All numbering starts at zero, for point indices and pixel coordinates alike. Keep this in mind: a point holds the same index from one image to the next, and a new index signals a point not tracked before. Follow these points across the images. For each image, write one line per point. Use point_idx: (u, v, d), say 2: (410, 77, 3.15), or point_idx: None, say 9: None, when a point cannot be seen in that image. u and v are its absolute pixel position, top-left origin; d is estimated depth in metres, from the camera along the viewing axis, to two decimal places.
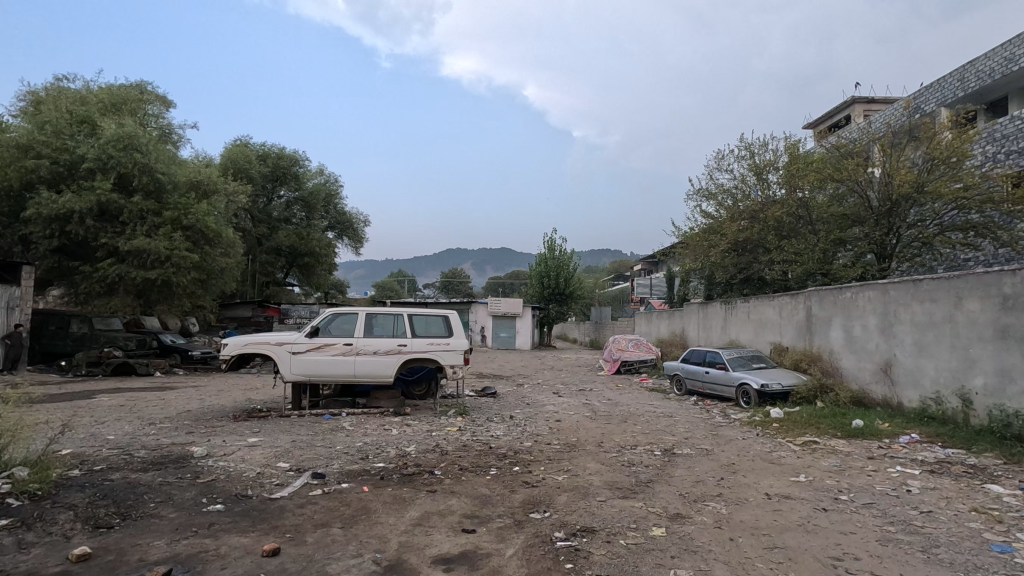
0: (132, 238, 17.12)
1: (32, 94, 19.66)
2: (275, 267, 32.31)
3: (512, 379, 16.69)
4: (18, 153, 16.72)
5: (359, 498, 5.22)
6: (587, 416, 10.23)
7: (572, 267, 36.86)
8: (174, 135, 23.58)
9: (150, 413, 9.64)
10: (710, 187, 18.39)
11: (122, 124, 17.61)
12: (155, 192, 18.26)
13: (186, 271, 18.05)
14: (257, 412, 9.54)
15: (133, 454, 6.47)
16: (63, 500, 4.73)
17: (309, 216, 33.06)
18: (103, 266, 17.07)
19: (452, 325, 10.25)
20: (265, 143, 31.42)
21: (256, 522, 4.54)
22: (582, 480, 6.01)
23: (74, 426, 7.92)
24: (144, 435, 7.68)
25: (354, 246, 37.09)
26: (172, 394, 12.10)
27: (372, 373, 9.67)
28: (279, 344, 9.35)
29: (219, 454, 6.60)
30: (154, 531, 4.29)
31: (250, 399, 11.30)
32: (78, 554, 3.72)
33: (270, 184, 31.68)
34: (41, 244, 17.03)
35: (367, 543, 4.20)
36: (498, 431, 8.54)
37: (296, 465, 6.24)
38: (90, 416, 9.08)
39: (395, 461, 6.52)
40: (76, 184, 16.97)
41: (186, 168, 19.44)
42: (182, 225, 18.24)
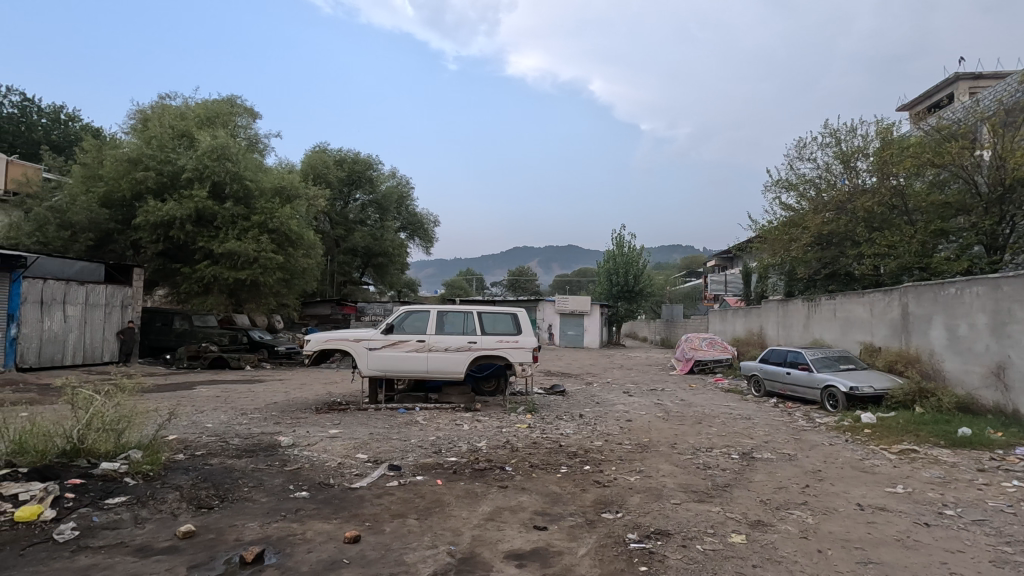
0: (225, 241, 18.50)
1: (141, 113, 21.77)
2: (351, 267, 33.79)
3: (580, 377, 16.57)
4: (129, 166, 18.52)
5: (433, 490, 5.38)
6: (659, 417, 9.97)
7: (641, 263, 36.14)
8: (260, 145, 25.29)
9: (242, 404, 10.38)
10: (790, 178, 17.35)
11: (216, 136, 19.16)
12: (244, 199, 19.65)
13: (272, 271, 19.33)
14: (337, 405, 10.04)
15: (229, 441, 7.00)
16: (171, 480, 5.18)
17: (383, 218, 34.45)
18: (200, 268, 18.55)
19: (521, 323, 10.30)
20: (342, 148, 33.11)
21: (338, 510, 4.78)
22: (655, 482, 5.86)
23: (179, 414, 8.66)
24: (238, 424, 8.28)
25: (425, 246, 38.25)
26: (261, 387, 12.96)
27: (443, 369, 9.90)
28: (357, 340, 9.79)
29: (304, 444, 7.01)
30: (248, 513, 4.62)
31: (330, 393, 11.89)
32: (184, 532, 4.08)
33: (346, 188, 33.29)
34: (148, 248, 18.74)
35: (441, 535, 4.31)
36: (568, 429, 8.50)
37: (374, 457, 6.50)
38: (191, 405, 9.91)
39: (467, 456, 6.66)
40: (178, 193, 18.56)
41: (271, 175, 20.81)
42: (268, 228, 19.47)
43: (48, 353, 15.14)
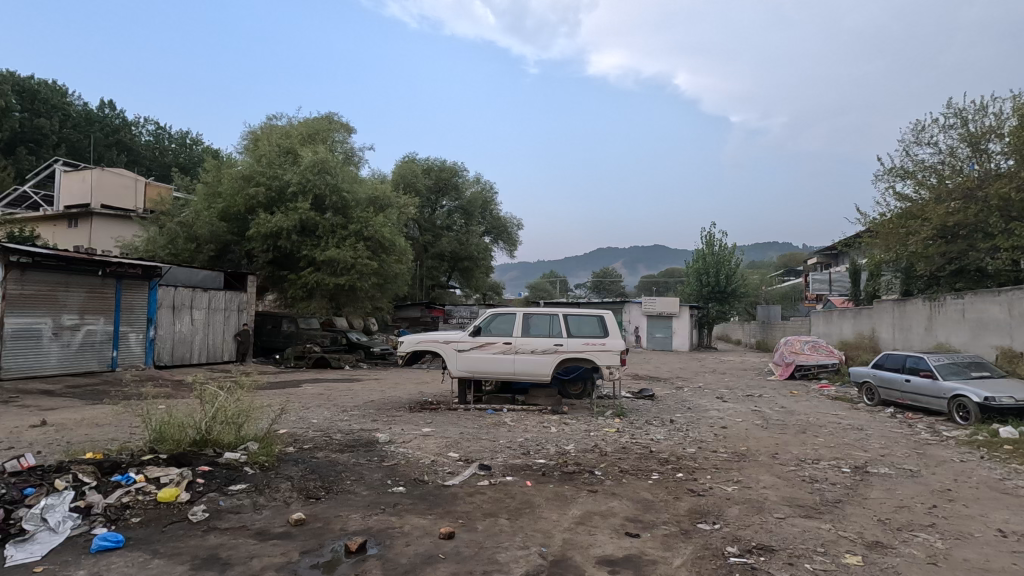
0: (326, 249, 19.85)
1: (252, 134, 23.93)
2: (439, 272, 34.95)
3: (670, 381, 16.04)
4: (242, 183, 20.37)
5: (523, 491, 5.42)
6: (758, 424, 9.40)
7: (734, 262, 34.39)
8: (356, 157, 26.88)
9: (343, 401, 11.07)
10: (906, 165, 15.77)
11: (317, 152, 20.67)
12: (342, 209, 20.98)
13: (368, 277, 20.47)
14: (429, 404, 10.43)
15: (332, 436, 7.48)
16: (283, 471, 5.62)
17: (468, 223, 35.42)
18: (304, 275, 20.01)
19: (608, 325, 10.14)
20: (429, 157, 34.45)
21: (432, 506, 4.95)
22: (755, 494, 5.53)
23: (288, 410, 9.40)
24: (339, 420, 8.83)
25: (509, 250, 38.83)
26: (358, 386, 13.75)
27: (530, 371, 9.97)
28: (447, 342, 10.10)
29: (399, 441, 7.35)
30: (351, 505, 4.91)
31: (421, 393, 12.37)
32: (296, 519, 4.41)
33: (434, 195, 34.61)
34: (260, 257, 20.49)
35: (532, 536, 4.33)
36: (658, 435, 8.25)
37: (465, 456, 6.68)
38: (299, 402, 10.70)
39: (556, 459, 6.65)
40: (284, 205, 20.18)
41: (366, 185, 22.09)
42: (363, 236, 20.67)
43: (179, 352, 16.97)
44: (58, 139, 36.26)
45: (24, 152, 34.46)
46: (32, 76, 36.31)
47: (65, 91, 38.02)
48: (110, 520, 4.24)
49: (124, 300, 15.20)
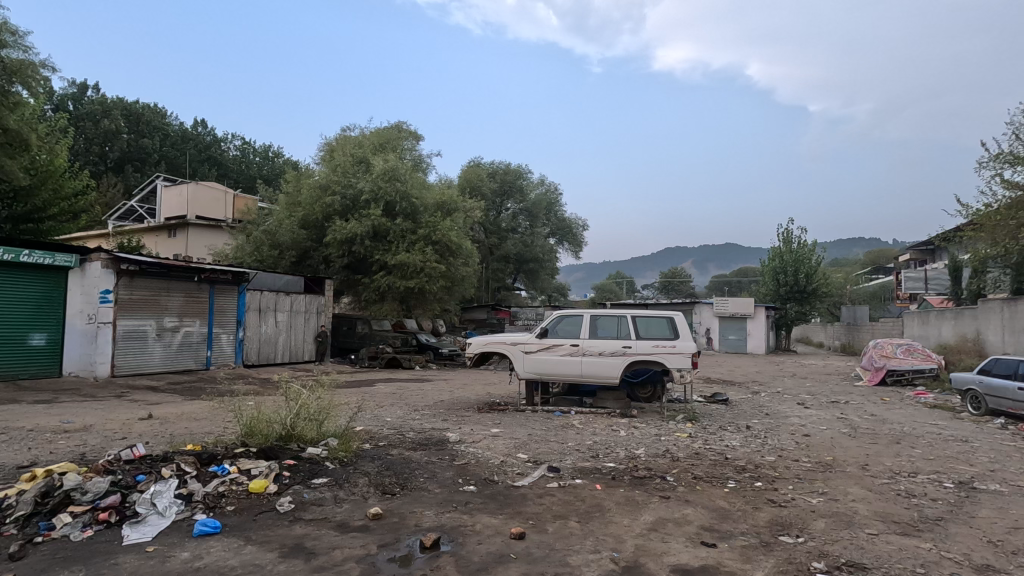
0: (397, 253, 20.59)
1: (328, 145, 25.25)
2: (504, 274, 35.29)
3: (745, 385, 15.36)
4: (320, 192, 21.51)
5: (593, 495, 5.37)
6: (845, 433, 8.81)
7: (815, 260, 32.45)
8: (424, 164, 27.70)
9: (414, 401, 11.40)
10: (1015, 150, 14.28)
11: (388, 160, 21.59)
12: (411, 214, 21.70)
13: (436, 280, 21.04)
14: (497, 406, 10.51)
15: (405, 435, 7.73)
16: (361, 467, 5.87)
17: (533, 225, 35.64)
18: (377, 279, 20.86)
19: (678, 327, 9.85)
20: (494, 161, 34.91)
21: (502, 506, 5.01)
22: (843, 507, 5.19)
23: (364, 408, 9.80)
24: (412, 419, 9.10)
25: (574, 251, 38.60)
26: (428, 386, 14.12)
27: (598, 374, 9.86)
28: (514, 344, 10.17)
29: (469, 440, 7.49)
30: (424, 502, 5.06)
31: (489, 394, 12.53)
32: (374, 514, 4.59)
33: (499, 198, 35.01)
34: (336, 262, 21.50)
35: (603, 541, 4.28)
36: (734, 441, 7.91)
37: (533, 457, 6.70)
38: (373, 400, 11.14)
39: (626, 463, 6.53)
40: (358, 212, 21.13)
41: (433, 191, 22.77)
42: (432, 240, 21.27)
43: (265, 352, 18.12)
44: (159, 156, 39.79)
45: (131, 170, 38.06)
46: (137, 100, 40.05)
47: (165, 113, 41.63)
48: (208, 507, 4.59)
49: (216, 303, 16.42)
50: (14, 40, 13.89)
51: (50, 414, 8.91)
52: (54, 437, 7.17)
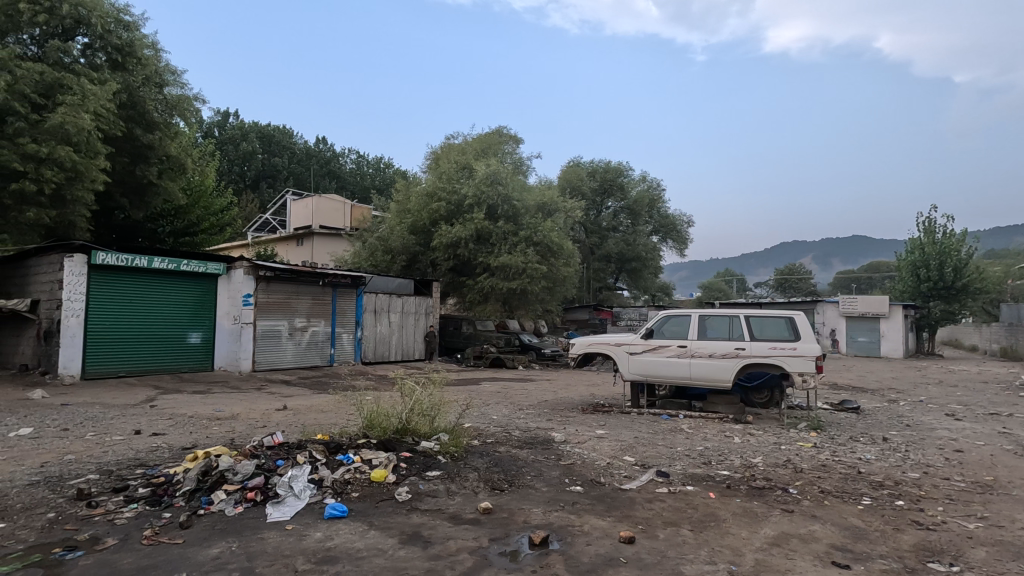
0: (499, 255, 21.09)
1: (434, 153, 26.47)
2: (606, 273, 34.79)
3: (879, 392, 13.86)
4: (427, 199, 22.59)
5: (706, 503, 5.13)
6: (1008, 450, 7.64)
7: (965, 252, 28.51)
8: (525, 166, 28.09)
9: (519, 400, 11.61)
10: None
11: (489, 165, 22.22)
12: (513, 217, 22.16)
13: (538, 280, 21.29)
14: (601, 407, 10.38)
15: (511, 433, 7.89)
16: (470, 462, 6.08)
17: (635, 223, 34.84)
18: (481, 281, 21.50)
19: (799, 328, 9.10)
20: (593, 160, 34.54)
21: (611, 509, 4.94)
22: (1009, 536, 4.50)
23: (471, 406, 10.14)
24: (517, 418, 9.26)
25: (679, 248, 37.16)
26: (532, 385, 14.29)
27: (708, 377, 9.39)
28: (618, 345, 9.98)
29: (575, 441, 7.47)
30: (532, 499, 5.13)
31: (593, 395, 12.42)
32: (484, 508, 4.73)
33: (599, 197, 34.55)
34: (442, 266, 22.46)
35: (719, 552, 4.07)
36: (867, 453, 7.16)
37: (641, 460, 6.53)
38: (480, 398, 11.50)
39: (742, 471, 6.16)
40: (462, 217, 21.90)
41: (534, 193, 23.11)
42: (533, 241, 21.59)
43: (380, 351, 19.36)
44: (287, 173, 44.07)
45: (265, 186, 42.52)
46: (269, 123, 44.63)
47: (292, 133, 45.98)
48: (336, 492, 5.00)
49: (338, 305, 17.83)
50: (176, 79, 15.97)
51: (206, 404, 10.20)
52: (210, 424, 8.19)
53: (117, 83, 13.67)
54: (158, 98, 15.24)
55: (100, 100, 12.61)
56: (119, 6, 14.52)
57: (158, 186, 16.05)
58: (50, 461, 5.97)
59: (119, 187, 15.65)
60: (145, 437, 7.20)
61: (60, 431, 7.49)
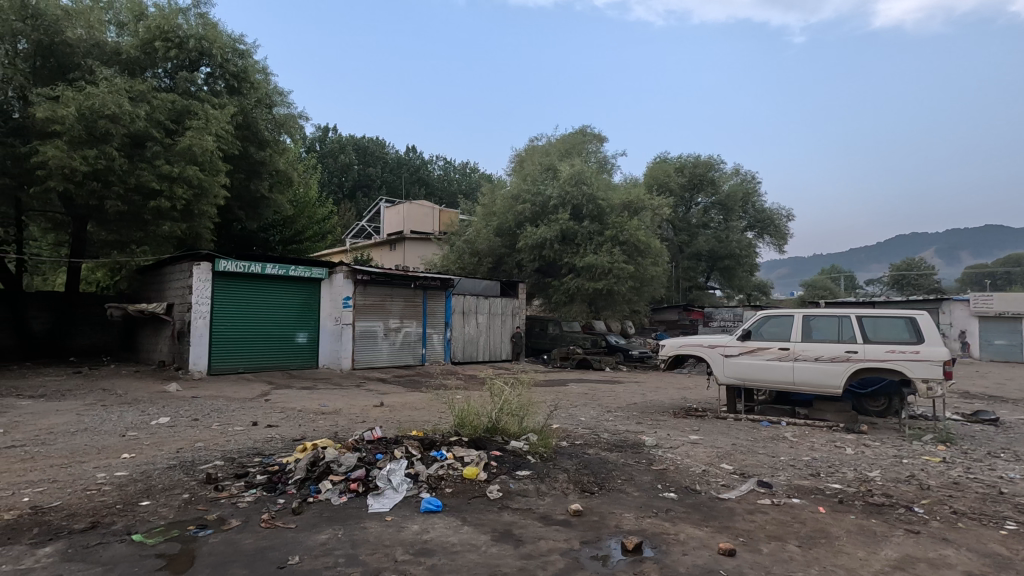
0: (585, 255, 20.91)
1: (518, 156, 26.84)
2: (696, 272, 33.39)
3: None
4: (512, 202, 22.88)
5: (816, 518, 4.75)
6: None
7: None
8: (609, 164, 27.66)
9: (607, 402, 11.43)
10: None
11: (574, 165, 22.17)
12: (598, 216, 21.93)
13: (624, 280, 20.89)
14: (694, 411, 9.97)
15: (601, 435, 7.77)
16: (560, 463, 6.06)
17: (727, 219, 33.16)
18: (567, 281, 21.42)
19: (921, 329, 8.22)
20: (681, 154, 33.19)
21: (708, 518, 4.72)
22: None
23: (558, 407, 10.12)
24: (605, 420, 9.11)
25: (777, 245, 34.92)
26: (620, 388, 14.01)
27: (815, 382, 8.72)
28: (712, 346, 9.54)
29: (667, 446, 7.22)
30: (623, 504, 5.02)
31: (685, 398, 11.96)
32: (574, 510, 4.70)
33: (688, 193, 33.19)
34: (528, 267, 22.64)
35: (832, 572, 3.76)
36: (1010, 472, 6.31)
37: (740, 469, 6.18)
38: (567, 400, 11.45)
39: (857, 486, 5.65)
40: (547, 218, 21.95)
41: (619, 191, 22.79)
42: (619, 240, 21.22)
43: (468, 351, 19.86)
44: (381, 182, 46.43)
45: (361, 196, 45.12)
46: (363, 135, 47.28)
47: (385, 144, 48.44)
48: (431, 487, 5.18)
49: (428, 306, 18.51)
50: (283, 99, 17.55)
51: (312, 399, 10.98)
52: (316, 418, 8.80)
53: (234, 107, 15.13)
54: (269, 118, 16.68)
55: (220, 123, 14.01)
56: (235, 37, 16.11)
57: (269, 199, 17.56)
58: (184, 447, 6.69)
59: (237, 201, 17.27)
60: (261, 429, 7.88)
61: (191, 421, 8.38)
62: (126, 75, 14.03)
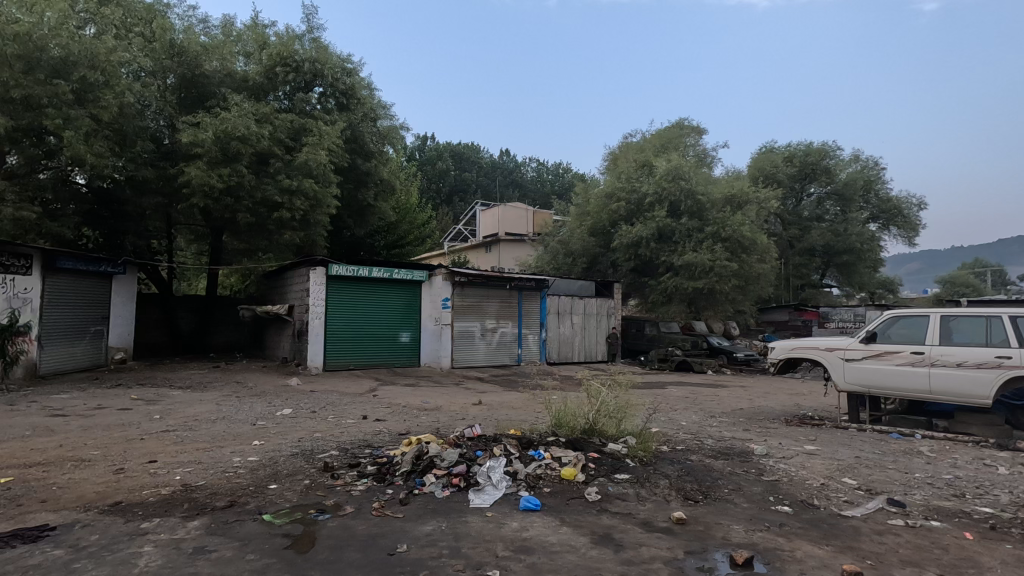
0: (684, 254, 20.10)
1: (612, 153, 26.43)
2: (809, 269, 30.85)
3: None
4: (606, 200, 22.55)
5: (961, 545, 4.20)
6: None
7: None
8: (709, 158, 26.36)
9: (710, 406, 10.88)
10: None
11: (671, 160, 21.43)
12: (698, 212, 21.03)
13: (727, 279, 19.84)
14: (810, 419, 9.21)
15: (704, 441, 7.41)
16: (660, 468, 5.86)
17: (845, 210, 30.36)
18: (664, 280, 20.72)
19: None
20: (791, 142, 30.79)
21: (828, 536, 4.34)
22: None
23: (658, 410, 9.80)
24: (709, 426, 8.68)
25: (905, 237, 31.43)
26: (725, 392, 13.28)
27: (957, 391, 7.70)
28: (830, 350, 8.76)
29: (779, 456, 6.73)
30: (731, 515, 4.74)
31: (799, 405, 11.09)
32: (677, 518, 4.52)
33: (798, 184, 30.75)
34: (623, 266, 22.16)
35: None
36: None
37: (866, 485, 5.61)
38: (667, 403, 11.06)
39: (1014, 511, 4.91)
40: (643, 216, 21.37)
41: (720, 185, 21.76)
42: (721, 237, 20.20)
43: (564, 351, 19.83)
44: (476, 186, 47.78)
45: (457, 201, 46.62)
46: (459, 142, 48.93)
47: (479, 149, 49.75)
48: (529, 485, 5.22)
49: (524, 307, 18.73)
50: (386, 112, 18.65)
51: (415, 396, 11.50)
52: (419, 414, 9.21)
53: (344, 122, 16.30)
54: (374, 130, 17.81)
55: (332, 137, 15.15)
56: (343, 57, 17.37)
57: (375, 207, 18.72)
58: (304, 437, 7.30)
59: (346, 210, 18.56)
60: (371, 423, 8.39)
61: (310, 414, 9.11)
62: (253, 100, 15.58)
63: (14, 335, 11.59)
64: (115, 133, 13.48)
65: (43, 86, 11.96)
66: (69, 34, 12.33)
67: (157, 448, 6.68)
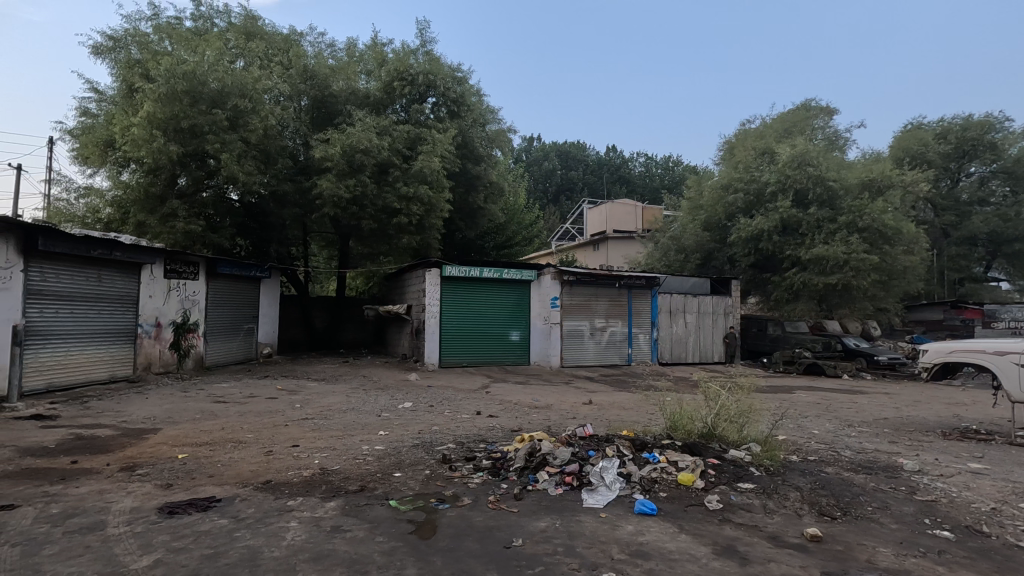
0: (812, 247, 18.41)
1: (728, 142, 24.94)
2: (969, 260, 26.84)
3: None
4: (722, 192, 21.33)
5: None
6: None
7: None
8: (842, 140, 23.94)
9: (847, 414, 9.85)
10: None
11: (796, 145, 19.73)
12: (829, 201, 19.16)
13: (865, 274, 17.86)
14: (974, 433, 7.99)
15: (841, 453, 6.72)
16: (790, 479, 5.42)
17: (1017, 191, 26.00)
18: (789, 276, 19.14)
19: None
20: (943, 117, 27.00)
21: (1002, 570, 3.73)
22: None
23: (785, 417, 9.06)
24: (846, 435, 7.87)
25: None
26: (864, 399, 11.97)
27: None
28: (1000, 354, 7.54)
29: (935, 473, 5.92)
30: (876, 536, 4.26)
31: (959, 416, 9.68)
32: (811, 535, 4.14)
33: (954, 163, 26.86)
34: (742, 262, 20.78)
35: None
36: None
37: None
38: (796, 409, 10.18)
39: None
40: (764, 207, 19.90)
41: (856, 170, 19.64)
42: (857, 227, 18.21)
43: (677, 352, 19.05)
44: (583, 184, 47.49)
45: (564, 199, 46.65)
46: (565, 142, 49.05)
47: (585, 147, 49.40)
48: (644, 489, 5.08)
49: (634, 306, 18.28)
50: (494, 116, 19.21)
51: (527, 393, 11.69)
52: (531, 412, 9.32)
53: (455, 129, 17.01)
54: (483, 135, 18.41)
55: (445, 145, 15.88)
56: (454, 67, 18.11)
57: (484, 210, 19.33)
58: (423, 429, 7.71)
59: (458, 213, 19.34)
60: (484, 419, 8.64)
61: (428, 408, 9.59)
62: (374, 114, 16.77)
63: (186, 332, 13.49)
64: (261, 152, 15.20)
65: (205, 116, 13.80)
66: (224, 68, 14.07)
67: (298, 434, 7.42)
